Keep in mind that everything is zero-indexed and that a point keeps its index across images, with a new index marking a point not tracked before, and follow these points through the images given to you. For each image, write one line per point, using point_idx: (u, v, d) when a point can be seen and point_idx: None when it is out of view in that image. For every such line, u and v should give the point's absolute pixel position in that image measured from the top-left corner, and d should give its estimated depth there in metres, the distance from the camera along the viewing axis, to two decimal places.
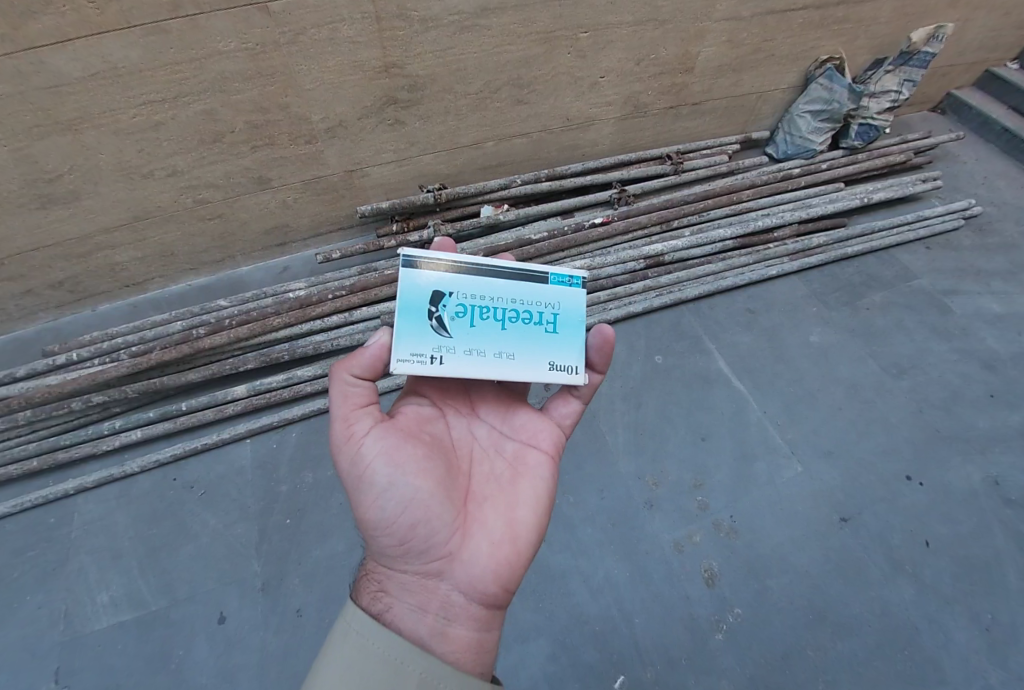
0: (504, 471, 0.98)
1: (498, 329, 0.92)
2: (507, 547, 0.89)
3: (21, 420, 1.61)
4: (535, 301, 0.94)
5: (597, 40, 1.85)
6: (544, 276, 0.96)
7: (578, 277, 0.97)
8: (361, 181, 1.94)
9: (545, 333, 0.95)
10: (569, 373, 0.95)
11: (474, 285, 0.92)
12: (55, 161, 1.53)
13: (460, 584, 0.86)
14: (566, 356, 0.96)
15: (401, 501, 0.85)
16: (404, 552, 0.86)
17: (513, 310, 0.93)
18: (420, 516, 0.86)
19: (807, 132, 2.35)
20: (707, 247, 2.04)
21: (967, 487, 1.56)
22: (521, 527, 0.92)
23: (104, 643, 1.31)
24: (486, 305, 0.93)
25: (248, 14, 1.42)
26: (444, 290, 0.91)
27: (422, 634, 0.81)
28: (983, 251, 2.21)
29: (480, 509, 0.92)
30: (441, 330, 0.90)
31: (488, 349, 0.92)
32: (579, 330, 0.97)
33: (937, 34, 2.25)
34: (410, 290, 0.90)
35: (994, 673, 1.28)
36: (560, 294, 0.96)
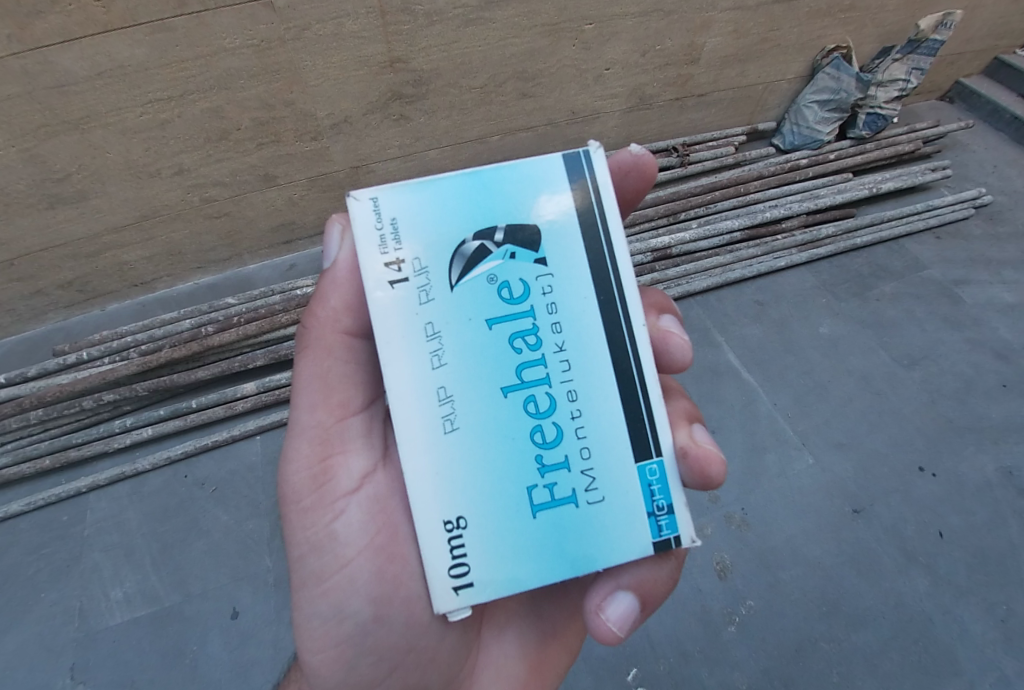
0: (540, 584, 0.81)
1: (499, 381, 0.57)
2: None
3: (33, 419, 1.62)
4: (588, 438, 0.59)
5: (602, 31, 1.84)
6: (647, 448, 0.60)
7: (672, 529, 0.60)
8: (366, 177, 1.94)
9: (520, 486, 0.58)
10: (449, 578, 0.57)
11: (579, 304, 0.59)
12: (63, 161, 1.54)
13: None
14: (484, 551, 0.58)
15: (385, 646, 0.70)
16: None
17: (548, 397, 0.58)
18: (407, 672, 0.71)
19: (815, 121, 2.33)
20: (715, 239, 2.04)
21: (981, 478, 1.55)
22: (543, 669, 0.80)
23: (119, 639, 1.32)
24: (540, 339, 0.58)
25: (253, 10, 1.42)
26: (544, 254, 0.59)
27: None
28: (995, 240, 2.18)
29: (494, 651, 0.79)
30: (460, 271, 0.57)
31: (450, 380, 0.57)
32: (558, 570, 0.58)
33: (946, 21, 2.21)
34: (527, 191, 0.59)
35: (1010, 664, 1.27)
36: (620, 489, 0.59)
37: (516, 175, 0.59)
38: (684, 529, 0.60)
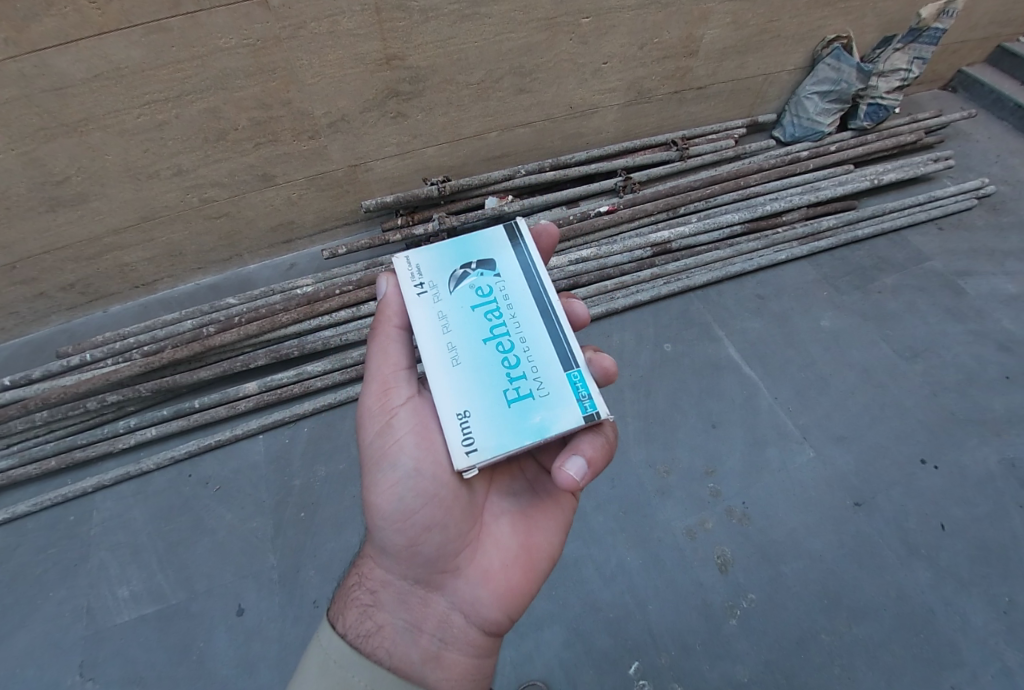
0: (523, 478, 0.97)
1: (479, 334, 0.80)
2: (521, 571, 0.87)
3: (38, 420, 1.64)
4: (535, 359, 0.79)
5: (599, 25, 1.83)
6: (568, 360, 0.79)
7: (593, 406, 0.76)
8: (365, 175, 1.94)
9: (499, 392, 0.77)
10: (461, 447, 0.74)
11: (517, 290, 0.84)
12: (62, 164, 1.54)
13: (463, 603, 0.84)
14: (486, 432, 0.74)
15: (422, 496, 0.81)
16: (413, 557, 0.83)
17: (510, 340, 0.80)
18: (436, 519, 0.82)
19: (816, 113, 2.31)
20: (715, 232, 2.03)
21: (984, 470, 1.54)
22: (539, 545, 0.90)
23: (126, 636, 1.34)
24: (501, 312, 0.82)
25: (248, 9, 1.41)
26: (498, 266, 0.86)
27: (413, 661, 0.78)
28: (997, 230, 2.17)
29: (497, 524, 0.89)
30: (454, 279, 0.84)
31: (451, 337, 0.80)
32: (530, 436, 0.74)
33: (948, 9, 2.18)
34: (487, 242, 0.89)
35: (1013, 656, 1.27)
36: (557, 385, 0.77)
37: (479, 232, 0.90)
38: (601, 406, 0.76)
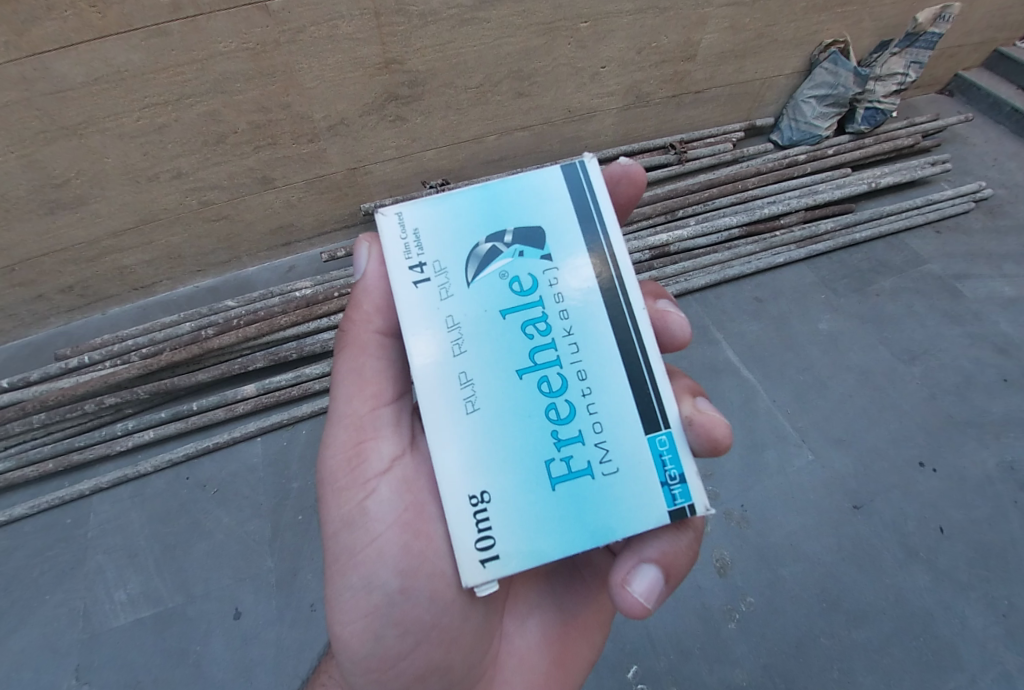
0: (557, 571, 0.87)
1: (514, 363, 0.61)
2: (544, 687, 0.81)
3: (36, 423, 1.63)
4: (599, 413, 0.61)
5: (598, 29, 1.84)
6: (655, 420, 0.61)
7: (686, 498, 0.60)
8: (364, 178, 1.95)
9: (538, 459, 0.60)
10: (476, 553, 0.59)
11: (580, 295, 0.63)
12: (61, 167, 1.54)
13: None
14: (514, 526, 0.59)
15: (412, 637, 0.70)
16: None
17: (560, 377, 0.61)
18: (438, 661, 0.72)
19: (813, 118, 2.32)
20: (713, 236, 2.03)
21: (982, 472, 1.54)
22: (570, 655, 0.85)
23: (122, 640, 1.33)
24: (549, 324, 0.62)
25: (247, 14, 1.42)
26: (549, 248, 0.64)
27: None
28: (995, 234, 2.17)
29: (518, 638, 0.82)
30: (476, 267, 0.64)
31: (466, 362, 0.61)
32: (579, 541, 0.59)
33: (945, 13, 2.20)
34: (532, 199, 0.66)
35: (1012, 659, 1.27)
36: (631, 460, 0.60)
37: (520, 183, 0.67)
38: (698, 498, 0.60)
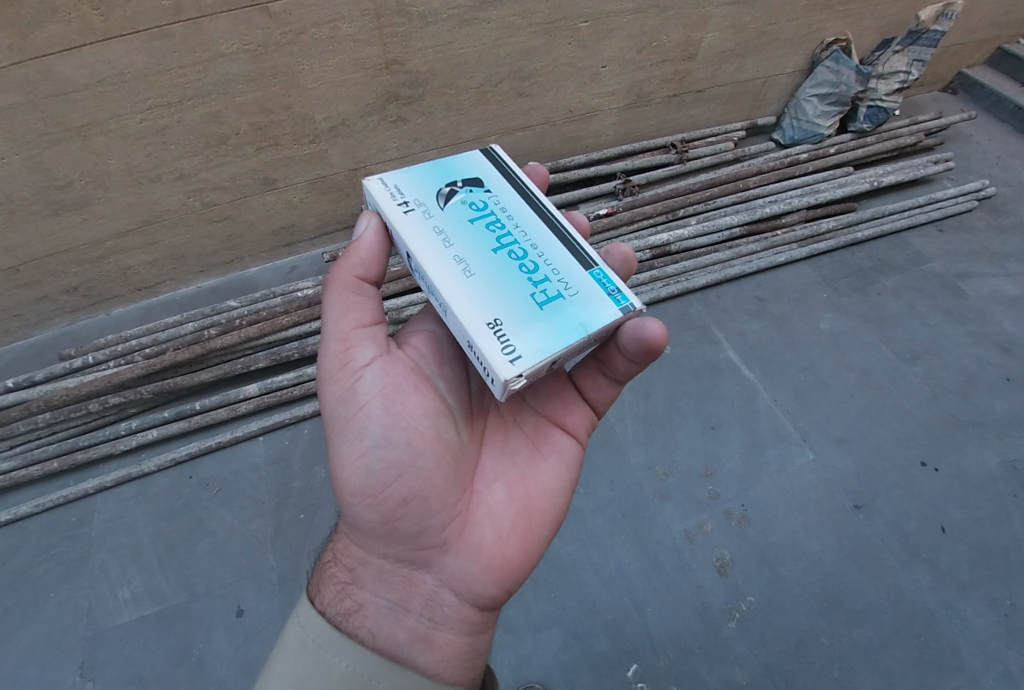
0: (520, 445, 0.96)
1: (488, 246, 0.80)
2: (513, 542, 0.86)
3: (40, 422, 1.65)
4: (551, 263, 0.80)
5: (598, 29, 1.84)
6: (587, 262, 0.81)
7: (625, 299, 0.78)
8: (365, 178, 1.95)
9: (524, 294, 0.75)
10: (503, 356, 0.68)
11: (516, 204, 0.87)
12: (65, 168, 1.56)
13: (454, 572, 0.81)
14: (522, 335, 0.71)
15: (396, 466, 0.78)
16: (394, 529, 0.80)
17: (521, 249, 0.80)
18: (419, 492, 0.79)
19: (815, 116, 2.31)
20: (714, 235, 2.03)
21: (985, 471, 1.54)
22: (536, 508, 0.91)
23: (126, 637, 1.35)
24: (503, 223, 0.83)
25: (249, 15, 1.43)
26: (489, 184, 0.88)
27: (400, 643, 0.75)
28: (998, 232, 2.17)
29: (489, 492, 0.89)
30: (445, 198, 0.84)
31: (455, 248, 0.78)
32: (571, 334, 0.72)
33: (947, 11, 2.21)
34: (467, 160, 0.92)
35: (1015, 660, 1.27)
36: (582, 283, 0.78)
37: (458, 155, 0.92)
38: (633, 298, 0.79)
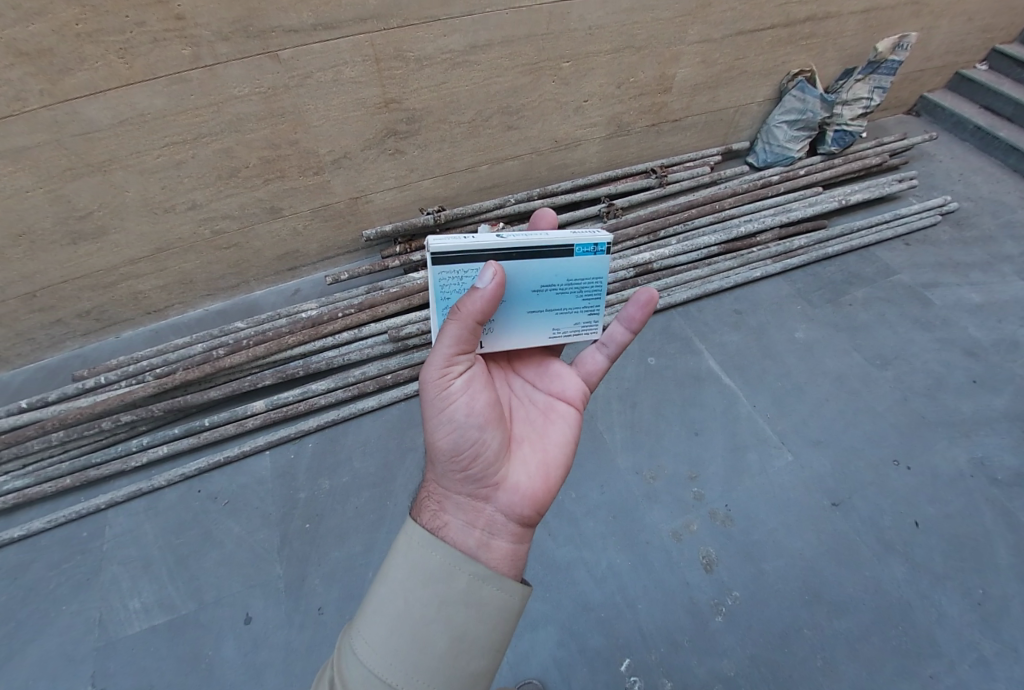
0: (536, 416, 1.07)
1: None
2: (538, 481, 0.96)
3: (54, 440, 1.72)
4: None
5: (579, 67, 2.00)
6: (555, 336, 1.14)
7: None
8: (365, 206, 2.08)
9: None
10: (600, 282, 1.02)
11: None
12: (85, 200, 1.67)
13: (505, 506, 0.91)
14: None
15: (464, 433, 0.91)
16: (460, 476, 0.91)
17: None
18: (482, 447, 0.92)
19: (786, 140, 2.47)
20: (694, 253, 2.16)
21: (954, 468, 1.64)
22: (553, 458, 1.01)
23: (138, 646, 1.40)
24: None
25: (261, 62, 1.57)
26: None
27: (470, 545, 0.83)
28: (961, 244, 2.31)
29: (520, 450, 0.99)
30: None
31: None
32: None
33: (902, 43, 2.41)
34: None
35: (988, 645, 1.34)
36: None
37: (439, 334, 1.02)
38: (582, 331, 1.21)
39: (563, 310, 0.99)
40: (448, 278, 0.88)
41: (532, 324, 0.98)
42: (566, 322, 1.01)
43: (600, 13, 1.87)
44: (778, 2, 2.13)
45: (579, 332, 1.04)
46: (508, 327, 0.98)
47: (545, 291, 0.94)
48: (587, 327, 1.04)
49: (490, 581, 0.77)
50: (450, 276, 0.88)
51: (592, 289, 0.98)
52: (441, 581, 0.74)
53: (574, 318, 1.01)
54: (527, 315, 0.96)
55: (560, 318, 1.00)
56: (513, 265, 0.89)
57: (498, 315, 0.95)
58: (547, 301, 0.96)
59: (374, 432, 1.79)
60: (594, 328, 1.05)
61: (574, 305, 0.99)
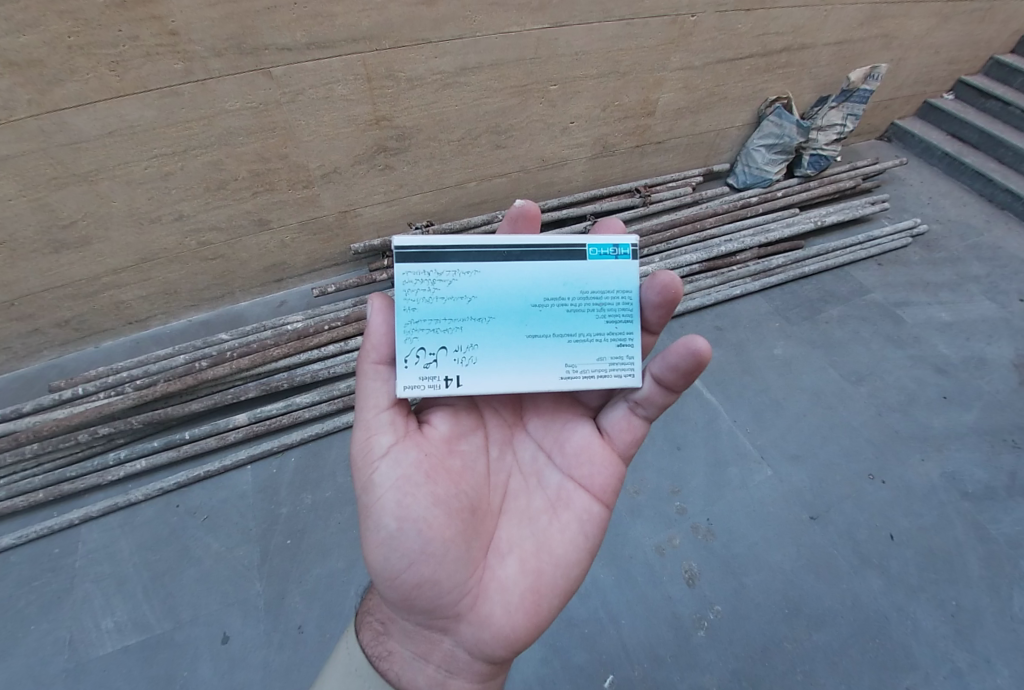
0: (542, 510, 0.96)
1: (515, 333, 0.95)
2: (520, 615, 0.87)
3: (28, 453, 1.68)
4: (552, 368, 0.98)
5: (566, 91, 2.06)
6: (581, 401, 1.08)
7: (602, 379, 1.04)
8: (354, 220, 2.09)
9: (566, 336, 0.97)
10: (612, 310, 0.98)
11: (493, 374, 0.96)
12: (69, 210, 1.65)
13: (470, 644, 0.85)
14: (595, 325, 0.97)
15: (408, 555, 0.82)
16: (408, 607, 0.84)
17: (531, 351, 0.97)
18: (437, 574, 0.83)
19: (763, 163, 2.58)
20: (676, 270, 2.21)
21: (927, 482, 1.69)
22: (547, 580, 0.90)
23: (109, 667, 1.36)
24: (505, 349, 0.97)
25: (253, 78, 1.59)
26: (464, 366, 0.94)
27: (418, 685, 0.84)
28: (931, 265, 2.41)
29: (504, 565, 0.90)
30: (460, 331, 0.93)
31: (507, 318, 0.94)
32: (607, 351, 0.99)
33: (874, 73, 2.55)
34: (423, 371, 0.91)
35: (961, 656, 1.38)
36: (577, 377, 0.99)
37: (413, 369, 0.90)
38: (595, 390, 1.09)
39: (580, 343, 0.97)
40: (421, 284, 0.91)
41: (530, 350, 0.95)
42: (583, 359, 0.97)
43: (586, 39, 1.94)
44: (756, 34, 2.23)
45: (606, 372, 0.97)
46: (494, 352, 0.94)
47: (543, 311, 0.95)
48: (615, 367, 0.98)
49: None
50: (418, 278, 0.91)
51: (623, 308, 0.98)
52: None
53: (597, 353, 0.98)
54: (525, 338, 0.94)
55: (576, 350, 0.97)
56: (497, 273, 0.93)
57: (482, 337, 0.93)
58: (539, 323, 0.95)
59: None
60: (624, 370, 0.98)
61: (599, 329, 0.97)
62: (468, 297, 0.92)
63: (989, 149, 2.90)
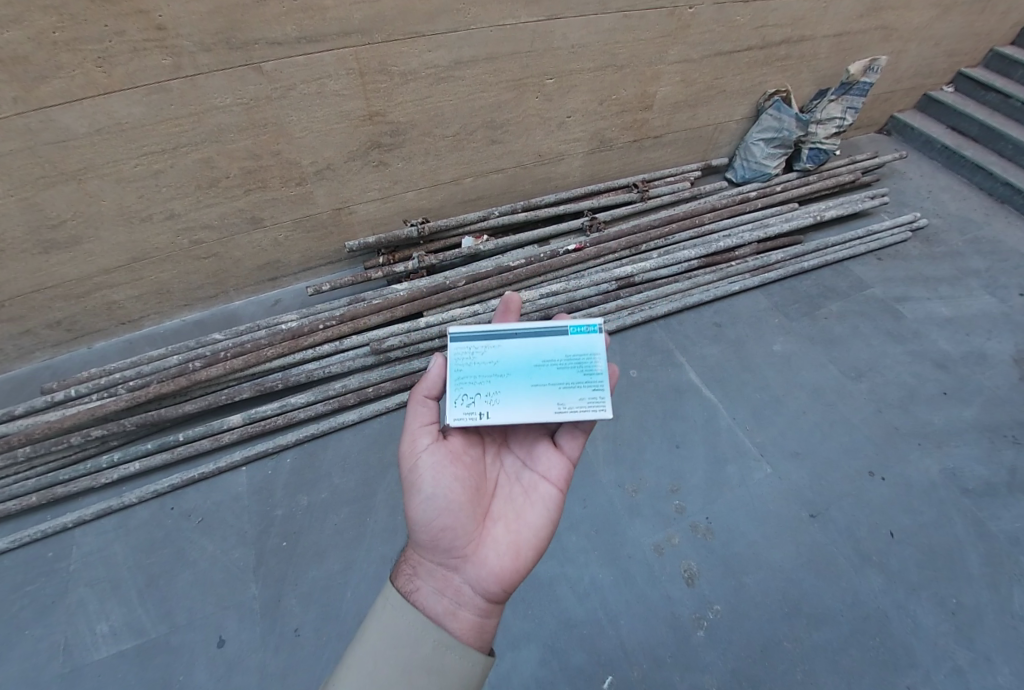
0: (519, 490, 1.03)
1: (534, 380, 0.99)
2: (508, 565, 0.93)
3: (20, 456, 1.65)
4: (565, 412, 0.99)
5: (562, 85, 2.03)
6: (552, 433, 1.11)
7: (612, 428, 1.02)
8: (348, 217, 2.07)
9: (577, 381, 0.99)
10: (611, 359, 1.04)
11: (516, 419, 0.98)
12: (58, 208, 1.62)
13: (473, 580, 0.90)
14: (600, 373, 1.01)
15: (437, 507, 0.93)
16: (429, 547, 0.93)
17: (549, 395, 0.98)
18: (452, 523, 0.93)
19: (762, 158, 2.55)
20: (674, 267, 2.19)
21: (927, 479, 1.68)
22: (526, 543, 0.97)
23: (104, 673, 1.34)
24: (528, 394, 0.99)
25: (243, 73, 1.56)
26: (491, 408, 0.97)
27: (438, 612, 0.85)
28: (930, 259, 2.39)
29: (495, 526, 0.97)
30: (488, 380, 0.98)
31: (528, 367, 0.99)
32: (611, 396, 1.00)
33: (873, 65, 2.47)
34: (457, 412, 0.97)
35: (962, 654, 1.37)
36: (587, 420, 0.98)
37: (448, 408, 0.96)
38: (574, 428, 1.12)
39: (567, 384, 0.98)
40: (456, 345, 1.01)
41: (536, 395, 0.97)
42: (570, 397, 0.97)
43: (583, 32, 1.91)
44: (756, 26, 2.20)
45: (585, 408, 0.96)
46: (509, 395, 0.97)
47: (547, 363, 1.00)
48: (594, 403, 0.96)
49: (454, 649, 0.81)
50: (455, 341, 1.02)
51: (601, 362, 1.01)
52: (410, 644, 0.79)
53: (578, 393, 0.97)
54: (530, 385, 0.97)
55: (565, 391, 0.97)
56: (514, 335, 1.03)
57: (501, 384, 0.98)
58: (547, 372, 0.99)
59: (355, 447, 1.76)
60: (601, 405, 0.96)
61: (578, 377, 0.99)
62: (489, 350, 1.01)
63: (989, 143, 2.88)
